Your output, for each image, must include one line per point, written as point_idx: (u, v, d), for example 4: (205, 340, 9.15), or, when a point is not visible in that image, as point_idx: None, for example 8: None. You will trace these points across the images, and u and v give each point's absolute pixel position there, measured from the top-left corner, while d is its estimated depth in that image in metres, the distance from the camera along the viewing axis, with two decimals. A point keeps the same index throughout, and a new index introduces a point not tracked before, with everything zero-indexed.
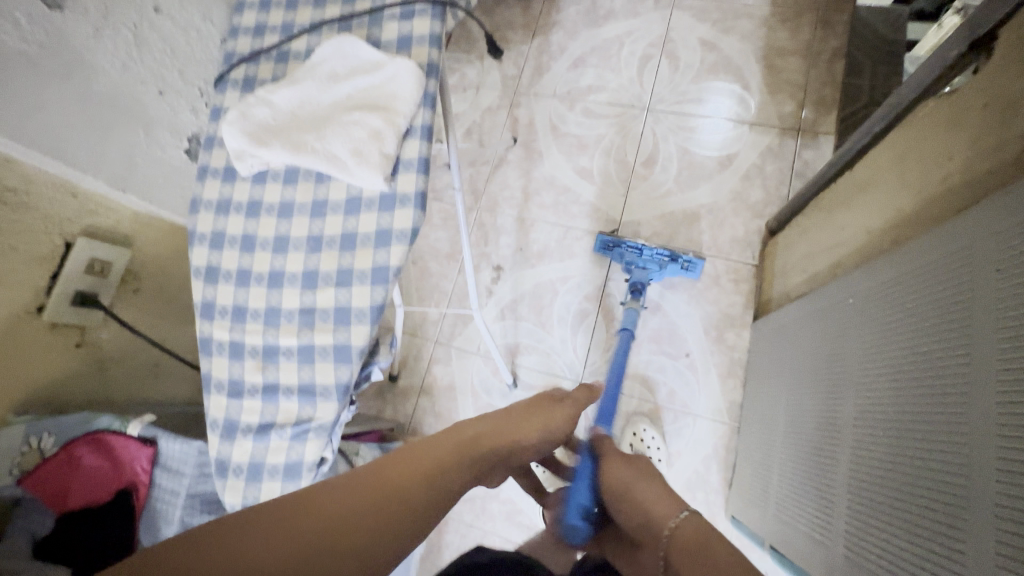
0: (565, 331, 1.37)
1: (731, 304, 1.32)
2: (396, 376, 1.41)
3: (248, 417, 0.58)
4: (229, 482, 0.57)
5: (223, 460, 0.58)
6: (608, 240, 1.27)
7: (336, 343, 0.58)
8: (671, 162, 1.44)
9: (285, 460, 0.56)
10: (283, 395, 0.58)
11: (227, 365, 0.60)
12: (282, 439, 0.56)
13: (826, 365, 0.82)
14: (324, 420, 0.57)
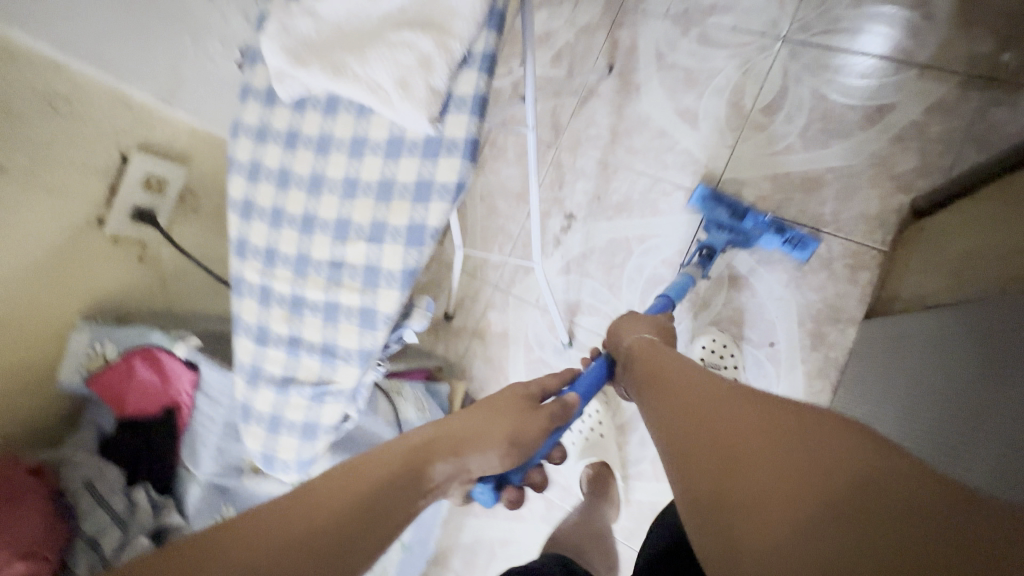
0: (634, 296, 1.25)
1: (841, 295, 1.11)
2: (451, 315, 1.38)
3: (272, 367, 0.56)
4: (252, 427, 0.57)
5: (247, 404, 0.57)
6: (707, 194, 1.12)
7: (362, 305, 0.52)
8: (801, 111, 1.17)
9: (303, 418, 0.55)
10: (305, 352, 0.55)
11: (256, 310, 0.58)
12: (301, 396, 0.54)
13: (958, 364, 0.68)
14: (342, 386, 0.53)
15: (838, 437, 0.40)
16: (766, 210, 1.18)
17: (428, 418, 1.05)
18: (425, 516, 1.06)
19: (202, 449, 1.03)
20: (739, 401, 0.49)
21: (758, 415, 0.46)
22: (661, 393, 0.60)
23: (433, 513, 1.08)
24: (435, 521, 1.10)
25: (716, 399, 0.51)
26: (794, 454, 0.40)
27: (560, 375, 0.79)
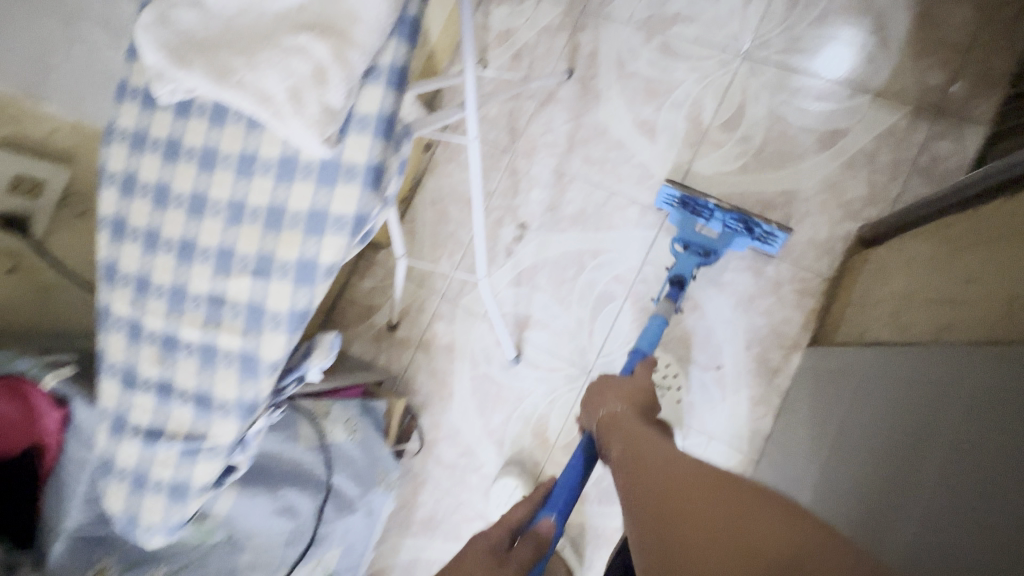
0: (584, 313, 1.21)
1: (787, 320, 1.10)
2: (395, 325, 1.31)
3: (138, 415, 0.54)
4: (113, 485, 0.54)
5: (109, 458, 0.55)
6: (676, 194, 1.05)
7: (243, 351, 0.50)
8: (757, 130, 1.15)
9: (171, 476, 0.53)
10: (177, 400, 0.53)
11: (122, 346, 0.54)
12: (170, 451, 0.53)
13: (944, 418, 0.57)
14: (220, 441, 0.52)
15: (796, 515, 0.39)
16: None
17: (358, 441, 0.98)
18: (355, 542, 0.96)
19: (71, 495, 0.74)
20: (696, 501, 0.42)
21: (739, 550, 0.37)
22: (632, 481, 0.49)
23: (364, 539, 0.98)
24: (368, 548, 1.00)
25: (689, 494, 0.43)
26: (756, 531, 0.38)
27: (526, 503, 0.71)
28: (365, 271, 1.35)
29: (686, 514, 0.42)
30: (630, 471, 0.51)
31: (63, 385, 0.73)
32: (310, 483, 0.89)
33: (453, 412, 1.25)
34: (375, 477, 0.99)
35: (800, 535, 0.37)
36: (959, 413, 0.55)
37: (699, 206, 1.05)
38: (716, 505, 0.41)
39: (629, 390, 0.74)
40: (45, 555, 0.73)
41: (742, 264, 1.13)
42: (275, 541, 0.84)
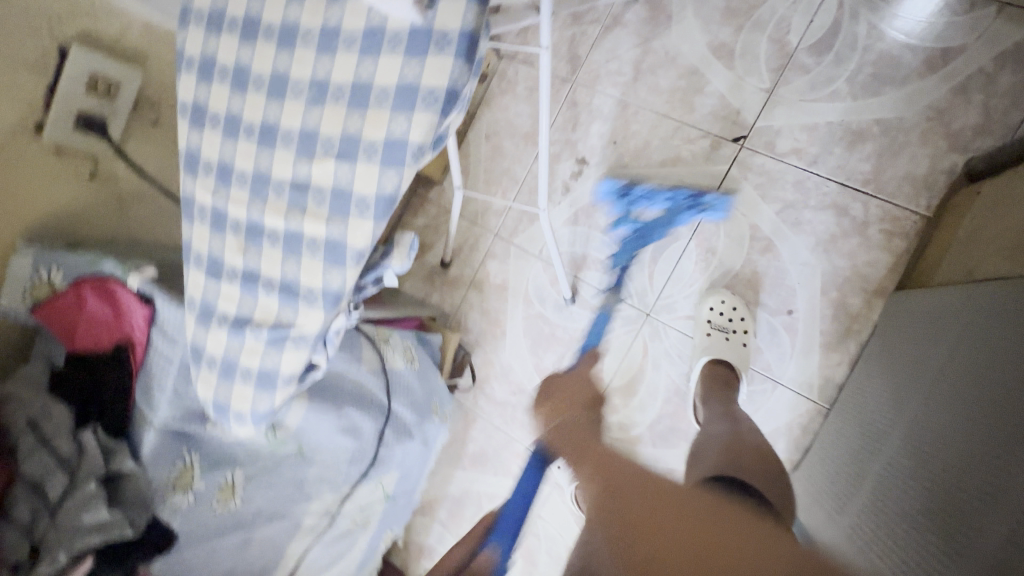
0: (645, 253, 1.15)
1: (872, 263, 1.01)
2: (448, 263, 1.29)
3: (225, 305, 0.52)
4: (203, 372, 0.54)
5: (198, 346, 0.54)
6: (617, 185, 1.10)
7: (328, 237, 0.47)
8: (853, 52, 1.03)
9: (258, 365, 0.51)
10: (262, 288, 0.50)
11: (207, 236, 0.53)
12: (258, 340, 0.50)
13: (979, 408, 0.60)
14: (305, 331, 0.49)
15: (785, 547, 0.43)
16: (801, 164, 1.06)
17: (416, 370, 1.00)
18: (411, 470, 0.97)
19: (159, 393, 0.76)
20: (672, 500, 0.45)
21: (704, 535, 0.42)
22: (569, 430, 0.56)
23: (420, 468, 1.00)
24: (423, 475, 1.02)
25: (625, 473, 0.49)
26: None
27: (471, 536, 0.62)
28: (418, 209, 1.33)
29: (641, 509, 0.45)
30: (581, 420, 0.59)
31: (147, 285, 0.74)
32: (372, 405, 0.91)
33: (504, 350, 1.24)
34: (431, 408, 1.00)
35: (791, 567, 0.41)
36: (990, 410, 0.58)
37: (637, 195, 1.09)
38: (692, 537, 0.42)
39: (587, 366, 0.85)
40: (139, 447, 0.75)
41: (825, 201, 1.04)
42: (339, 456, 0.86)
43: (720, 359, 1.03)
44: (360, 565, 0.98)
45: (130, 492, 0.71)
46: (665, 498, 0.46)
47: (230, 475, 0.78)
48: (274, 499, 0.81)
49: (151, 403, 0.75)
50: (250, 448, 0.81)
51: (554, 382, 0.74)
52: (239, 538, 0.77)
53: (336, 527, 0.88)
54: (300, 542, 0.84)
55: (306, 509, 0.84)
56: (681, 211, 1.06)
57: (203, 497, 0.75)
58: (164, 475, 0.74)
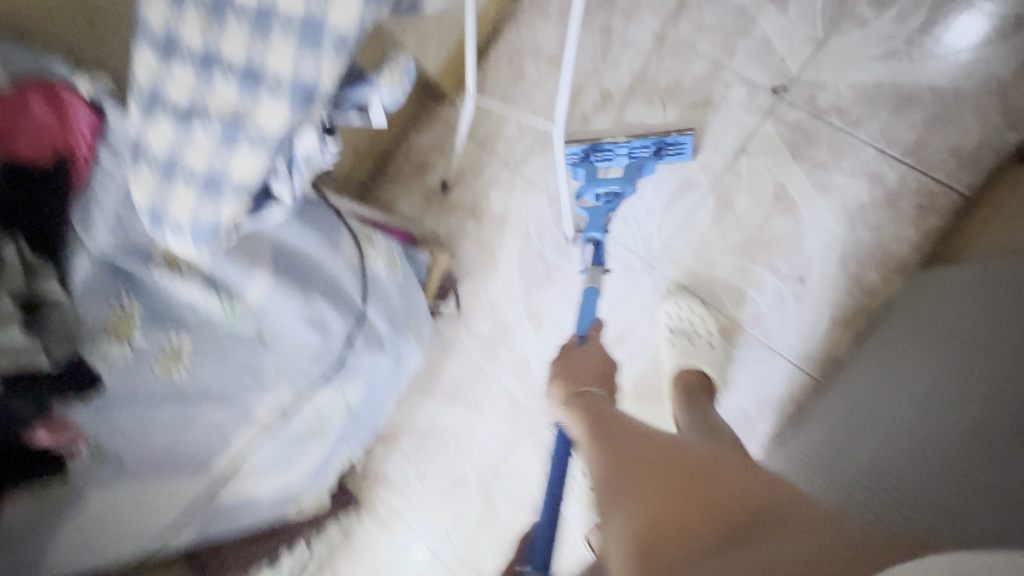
0: (658, 200, 1.08)
1: (898, 237, 0.95)
2: (448, 186, 1.21)
3: (173, 92, 0.44)
4: (138, 172, 0.47)
5: (137, 142, 0.47)
6: (573, 152, 1.01)
7: (306, 14, 0.39)
8: (918, 9, 0.95)
9: (205, 168, 0.44)
10: (219, 73, 0.42)
11: (163, 8, 0.44)
12: (207, 136, 0.43)
13: (945, 403, 0.61)
14: (262, 129, 0.42)
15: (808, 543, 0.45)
16: (842, 123, 0.98)
17: (397, 281, 0.93)
18: (378, 385, 0.92)
19: (97, 216, 0.66)
20: (681, 484, 0.56)
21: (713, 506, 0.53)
22: (616, 458, 0.62)
23: (388, 385, 0.94)
24: (388, 397, 0.96)
25: (668, 507, 0.54)
26: (746, 545, 0.49)
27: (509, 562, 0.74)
28: (424, 125, 1.24)
29: (658, 499, 0.55)
30: (621, 465, 0.60)
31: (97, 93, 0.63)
32: (347, 304, 0.83)
33: (494, 285, 1.17)
34: (408, 323, 0.94)
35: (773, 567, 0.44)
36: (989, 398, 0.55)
37: (601, 150, 1.01)
38: (708, 516, 0.52)
39: (594, 366, 0.84)
40: (68, 275, 0.67)
41: (858, 166, 0.97)
42: (302, 350, 0.80)
43: (691, 365, 0.96)
44: (314, 475, 0.94)
45: (55, 322, 0.64)
46: (688, 490, 0.55)
47: (176, 339, 0.71)
48: (222, 381, 0.75)
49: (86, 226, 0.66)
50: (203, 316, 0.73)
51: (592, 405, 0.75)
52: (180, 414, 0.72)
53: (288, 428, 0.82)
54: (249, 434, 0.79)
55: (258, 401, 0.78)
56: (644, 160, 1.01)
57: (143, 355, 0.69)
58: (99, 315, 0.68)
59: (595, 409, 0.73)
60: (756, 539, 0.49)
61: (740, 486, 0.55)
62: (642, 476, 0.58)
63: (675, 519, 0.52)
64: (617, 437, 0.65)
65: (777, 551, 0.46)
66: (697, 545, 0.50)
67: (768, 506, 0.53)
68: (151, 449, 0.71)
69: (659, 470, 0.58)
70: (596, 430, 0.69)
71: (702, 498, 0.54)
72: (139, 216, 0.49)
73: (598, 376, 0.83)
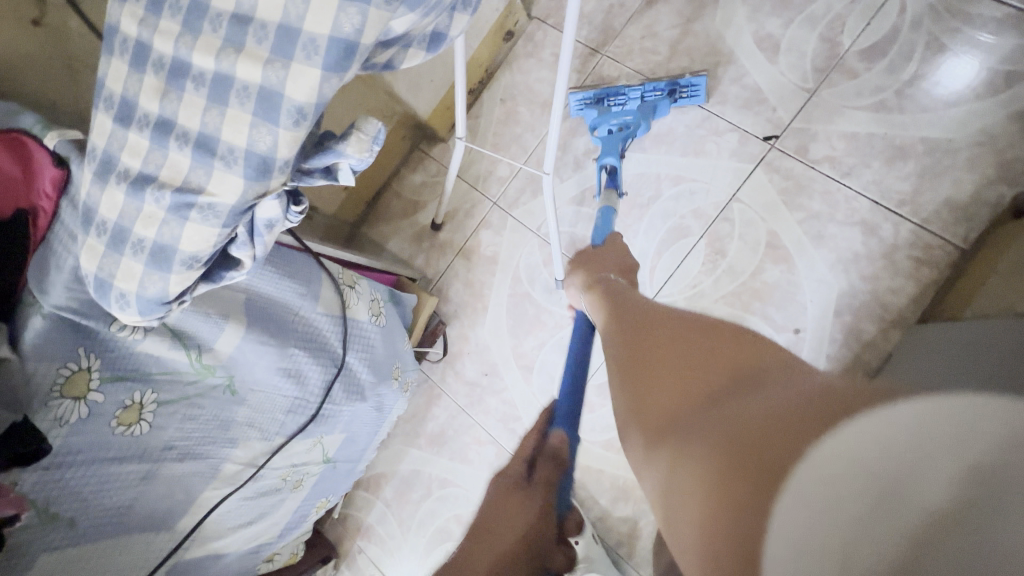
0: (650, 246, 1.06)
1: (894, 290, 0.92)
2: (438, 225, 1.19)
3: (128, 159, 0.42)
4: (91, 239, 0.46)
5: (92, 207, 0.45)
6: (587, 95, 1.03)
7: (264, 85, 0.38)
8: (908, 62, 0.95)
9: (155, 237, 0.42)
10: (174, 142, 0.41)
11: (124, 76, 0.43)
12: (157, 205, 0.41)
13: (977, 383, 0.64)
14: (217, 201, 0.40)
15: (818, 401, 0.34)
16: (835, 174, 0.97)
17: (380, 325, 0.91)
18: (357, 432, 0.91)
19: (54, 271, 0.61)
20: (692, 343, 0.47)
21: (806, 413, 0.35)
22: (619, 337, 0.55)
23: (368, 433, 0.93)
24: (370, 444, 0.95)
25: (665, 374, 0.46)
26: (751, 391, 0.39)
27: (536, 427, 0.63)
28: (416, 164, 1.24)
29: (651, 374, 0.47)
30: (613, 332, 0.57)
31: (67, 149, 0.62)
32: (325, 353, 0.82)
33: (483, 327, 1.15)
34: (391, 370, 0.92)
35: (803, 396, 0.35)
36: None
37: (613, 94, 1.03)
38: (710, 376, 0.43)
39: (617, 260, 0.78)
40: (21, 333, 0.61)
41: (852, 216, 0.95)
42: (277, 402, 0.78)
43: None
44: (287, 529, 0.91)
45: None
46: (697, 347, 0.46)
47: (139, 395, 0.66)
48: (187, 440, 0.71)
49: (43, 282, 0.61)
50: (169, 369, 0.69)
51: (614, 288, 0.66)
52: (140, 475, 0.68)
53: (263, 480, 0.79)
54: (217, 491, 0.75)
55: (229, 456, 0.75)
56: (657, 99, 1.01)
57: (99, 417, 0.63)
58: (48, 374, 0.60)
59: (614, 294, 0.64)
60: (755, 387, 0.39)
61: (758, 348, 0.44)
62: (641, 347, 0.51)
63: (669, 382, 0.45)
64: (631, 317, 0.57)
65: (763, 403, 0.36)
66: (703, 394, 0.41)
67: (774, 369, 0.42)
68: (103, 516, 0.66)
69: (671, 332, 0.51)
70: (613, 314, 0.60)
71: (700, 356, 0.45)
72: (87, 282, 0.46)
73: (620, 270, 0.76)
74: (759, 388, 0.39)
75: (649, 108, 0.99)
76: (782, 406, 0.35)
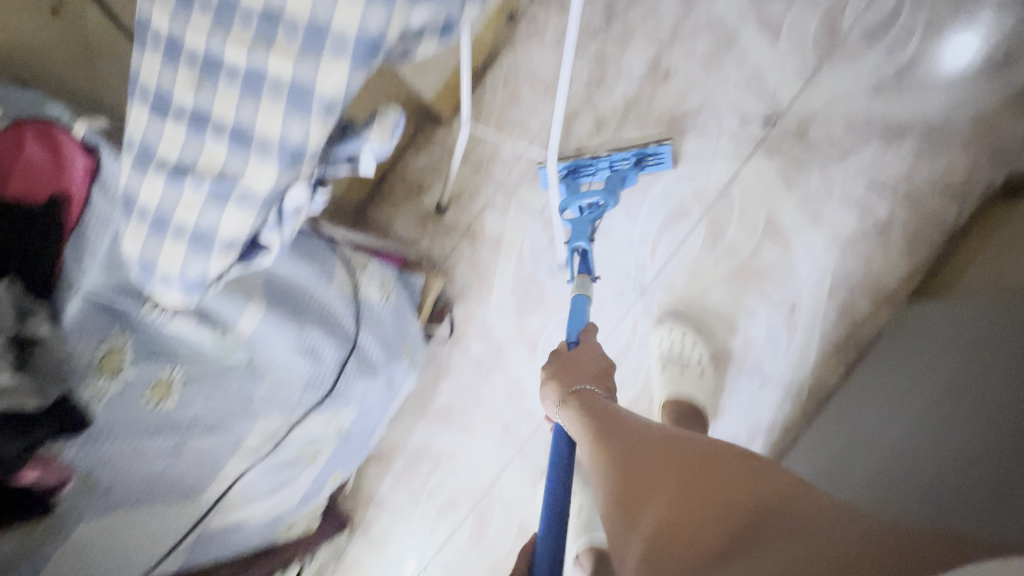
0: (651, 227, 1.08)
1: (887, 269, 0.96)
2: (443, 208, 1.22)
3: (165, 149, 0.45)
4: (131, 225, 0.49)
5: (130, 194, 0.48)
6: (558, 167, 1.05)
7: (294, 79, 0.40)
8: (908, 43, 0.96)
9: (195, 223, 0.45)
10: (211, 133, 0.44)
11: (157, 67, 0.45)
12: (196, 192, 0.44)
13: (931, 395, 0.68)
14: (251, 191, 0.43)
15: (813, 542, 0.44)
16: (833, 155, 0.99)
17: (390, 306, 0.94)
18: (371, 409, 0.92)
19: (90, 257, 0.69)
20: (691, 463, 0.56)
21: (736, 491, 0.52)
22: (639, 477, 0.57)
23: (380, 409, 0.95)
24: (381, 420, 0.97)
25: (688, 490, 0.53)
26: (753, 545, 0.47)
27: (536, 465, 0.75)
28: (420, 147, 1.25)
29: (685, 488, 0.54)
30: (632, 464, 0.59)
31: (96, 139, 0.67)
32: (338, 331, 0.84)
33: (488, 307, 1.18)
34: (401, 349, 0.95)
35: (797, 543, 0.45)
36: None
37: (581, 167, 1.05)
38: (718, 510, 0.51)
39: (589, 367, 0.81)
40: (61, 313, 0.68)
41: (849, 197, 0.98)
42: (294, 378, 0.81)
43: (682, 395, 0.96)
44: (303, 500, 0.94)
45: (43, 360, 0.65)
46: (693, 470, 0.55)
47: (167, 372, 0.72)
48: (213, 410, 0.75)
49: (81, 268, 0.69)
50: (194, 347, 0.75)
51: (591, 402, 0.72)
52: (171, 444, 0.72)
53: (280, 454, 0.82)
54: (239, 462, 0.78)
55: (249, 429, 0.78)
56: (626, 170, 1.03)
57: (133, 388, 0.70)
58: (90, 350, 0.69)
59: (593, 412, 0.70)
60: (768, 533, 0.48)
61: (712, 463, 0.55)
62: (651, 466, 0.57)
63: (697, 495, 0.53)
64: (631, 440, 0.62)
65: (768, 557, 0.45)
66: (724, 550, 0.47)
67: (764, 499, 0.51)
68: (140, 479, 0.71)
69: (667, 442, 0.60)
70: (599, 424, 0.67)
71: (703, 483, 0.54)
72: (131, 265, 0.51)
73: (593, 379, 0.78)
74: (778, 533, 0.47)
75: (620, 179, 1.01)
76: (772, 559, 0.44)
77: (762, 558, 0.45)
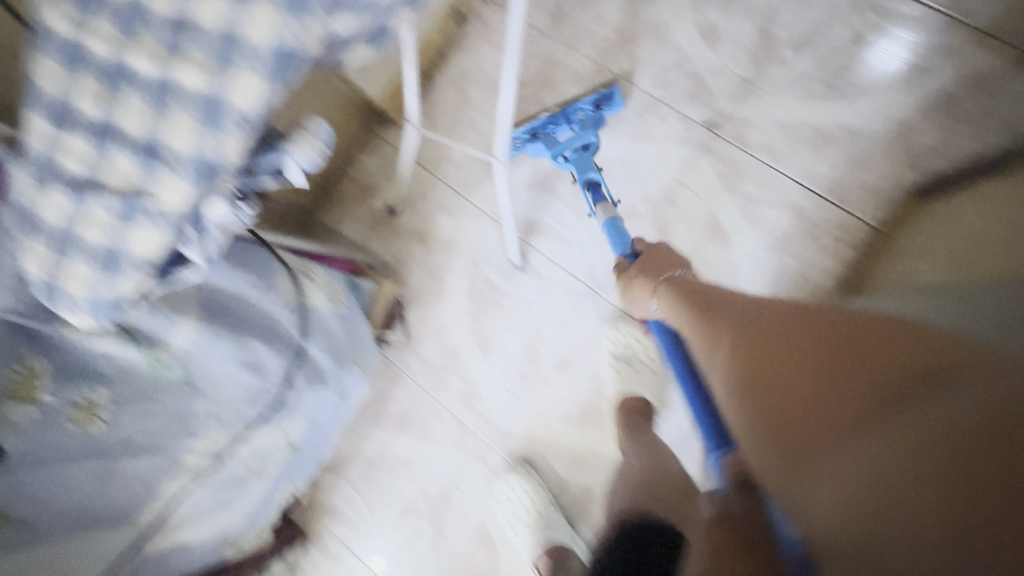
0: (600, 230, 1.11)
1: (818, 267, 1.01)
2: (395, 210, 1.20)
3: (71, 166, 0.45)
4: (40, 246, 0.48)
5: (35, 212, 0.47)
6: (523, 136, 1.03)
7: (206, 93, 0.42)
8: (834, 54, 1.02)
9: (106, 243, 0.46)
10: (120, 150, 0.44)
11: (57, 77, 0.44)
12: (107, 211, 0.45)
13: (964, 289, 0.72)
14: (167, 209, 0.45)
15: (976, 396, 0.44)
16: (768, 158, 1.04)
17: (340, 313, 0.91)
18: (320, 419, 0.89)
19: None
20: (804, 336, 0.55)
21: (833, 340, 0.53)
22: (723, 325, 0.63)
23: (331, 419, 0.92)
24: (332, 428, 0.94)
25: (792, 352, 0.55)
26: (919, 398, 0.46)
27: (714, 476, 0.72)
28: (370, 148, 1.22)
29: (787, 359, 0.55)
30: (737, 328, 0.61)
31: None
32: (281, 341, 0.82)
33: (443, 311, 1.17)
34: (352, 355, 0.92)
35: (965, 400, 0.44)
36: None
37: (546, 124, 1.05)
38: (825, 357, 0.52)
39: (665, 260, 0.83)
40: None
41: (783, 199, 1.03)
42: (235, 393, 0.78)
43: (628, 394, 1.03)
44: (251, 517, 0.90)
45: None
46: (789, 344, 0.55)
47: (93, 394, 0.68)
48: (148, 430, 0.72)
49: None
50: (123, 367, 0.70)
51: (685, 286, 0.74)
52: (99, 469, 0.68)
53: (223, 471, 0.79)
54: (178, 482, 0.75)
55: (188, 447, 0.75)
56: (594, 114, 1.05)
57: (55, 413, 0.66)
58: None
59: (690, 289, 0.73)
60: (907, 385, 0.47)
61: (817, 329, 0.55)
62: (767, 345, 0.57)
63: (794, 370, 0.53)
64: (710, 303, 0.68)
65: (962, 408, 0.44)
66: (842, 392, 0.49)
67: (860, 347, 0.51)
68: (71, 505, 0.67)
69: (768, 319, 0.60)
70: (702, 304, 0.68)
71: (816, 345, 0.53)
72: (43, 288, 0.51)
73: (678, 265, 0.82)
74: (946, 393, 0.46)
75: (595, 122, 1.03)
76: (962, 420, 0.43)
77: (851, 402, 0.48)
